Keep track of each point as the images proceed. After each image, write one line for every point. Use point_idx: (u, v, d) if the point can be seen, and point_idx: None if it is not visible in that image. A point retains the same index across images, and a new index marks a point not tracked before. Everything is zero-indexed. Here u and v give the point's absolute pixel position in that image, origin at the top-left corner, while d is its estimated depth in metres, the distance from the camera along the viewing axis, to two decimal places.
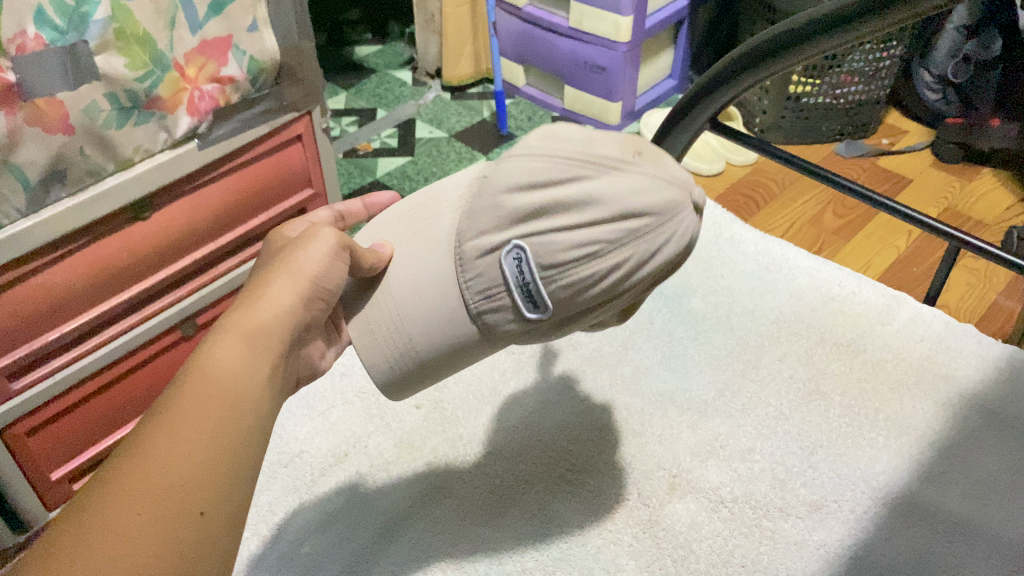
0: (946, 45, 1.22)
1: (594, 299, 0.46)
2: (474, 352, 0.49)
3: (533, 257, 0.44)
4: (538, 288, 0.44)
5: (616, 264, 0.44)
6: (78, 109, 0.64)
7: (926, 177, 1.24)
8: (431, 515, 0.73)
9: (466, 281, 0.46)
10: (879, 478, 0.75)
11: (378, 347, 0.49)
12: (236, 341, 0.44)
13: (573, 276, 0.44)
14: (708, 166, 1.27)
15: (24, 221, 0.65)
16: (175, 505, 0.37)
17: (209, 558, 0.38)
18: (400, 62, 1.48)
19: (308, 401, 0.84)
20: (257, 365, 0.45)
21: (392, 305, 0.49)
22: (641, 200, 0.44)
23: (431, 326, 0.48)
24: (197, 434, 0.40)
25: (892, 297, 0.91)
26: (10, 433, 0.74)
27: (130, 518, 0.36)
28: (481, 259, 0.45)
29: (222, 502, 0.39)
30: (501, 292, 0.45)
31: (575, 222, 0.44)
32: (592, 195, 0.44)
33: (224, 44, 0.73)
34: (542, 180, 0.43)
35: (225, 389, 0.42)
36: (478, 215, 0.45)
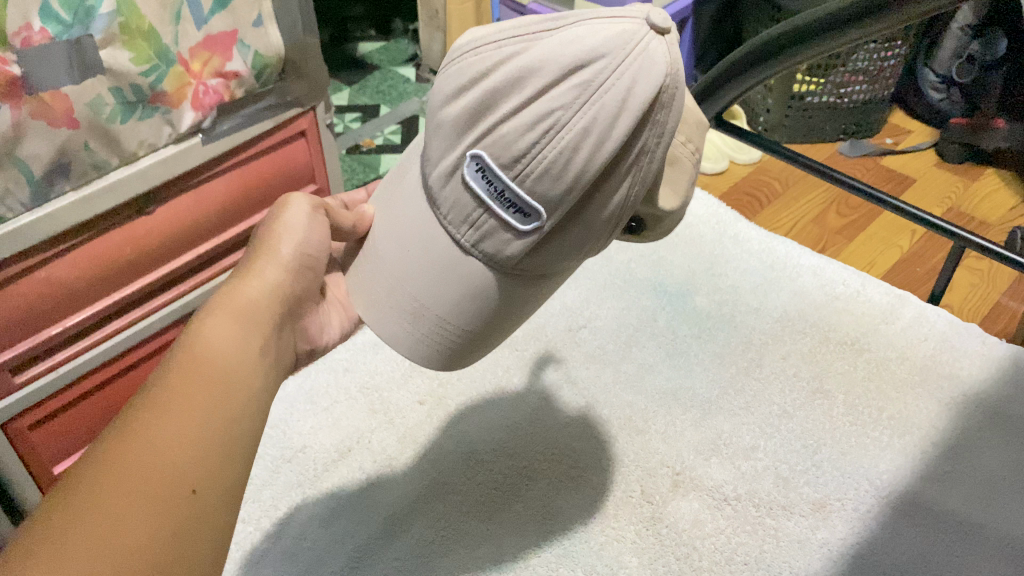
0: (950, 45, 1.22)
1: (587, 185, 0.44)
2: (490, 297, 0.48)
3: (490, 160, 0.44)
4: (511, 192, 0.44)
5: (586, 128, 0.42)
6: (83, 103, 0.64)
7: (930, 177, 1.24)
8: (434, 511, 0.73)
9: (444, 217, 0.47)
10: (882, 477, 0.75)
11: (385, 310, 0.50)
12: (223, 326, 0.48)
13: (546, 160, 0.43)
14: (711, 164, 1.27)
15: (28, 215, 0.65)
16: (167, 483, 0.40)
17: (207, 530, 0.41)
18: (403, 58, 1.48)
19: (311, 397, 0.84)
20: (245, 345, 0.48)
21: (383, 261, 0.50)
22: (581, 46, 0.42)
23: (426, 273, 0.48)
24: (187, 416, 0.42)
25: (896, 296, 0.91)
26: (13, 427, 0.74)
27: (124, 498, 0.38)
28: (448, 186, 0.46)
29: (215, 478, 0.42)
30: (481, 214, 0.45)
31: (523, 99, 0.43)
32: (530, 65, 0.43)
33: (229, 39, 0.73)
34: (473, 78, 0.44)
35: (212, 373, 0.45)
36: (433, 145, 0.46)
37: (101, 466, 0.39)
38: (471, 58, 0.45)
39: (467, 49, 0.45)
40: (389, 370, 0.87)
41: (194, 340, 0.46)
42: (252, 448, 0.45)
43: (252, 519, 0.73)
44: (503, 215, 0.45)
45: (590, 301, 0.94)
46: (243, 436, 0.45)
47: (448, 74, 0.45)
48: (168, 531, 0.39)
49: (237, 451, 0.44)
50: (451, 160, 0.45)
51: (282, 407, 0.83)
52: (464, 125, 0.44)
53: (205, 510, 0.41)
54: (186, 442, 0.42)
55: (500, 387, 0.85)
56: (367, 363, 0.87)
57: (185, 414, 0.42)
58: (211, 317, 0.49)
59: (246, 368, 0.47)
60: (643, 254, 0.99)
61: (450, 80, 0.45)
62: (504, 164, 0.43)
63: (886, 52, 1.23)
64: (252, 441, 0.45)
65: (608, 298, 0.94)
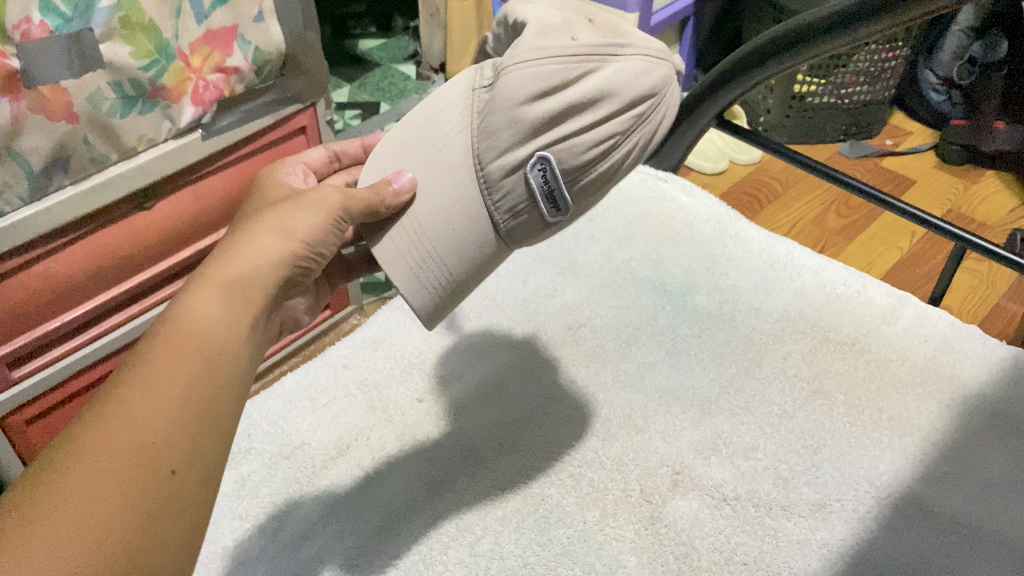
0: (951, 45, 1.23)
1: (602, 187, 0.54)
2: (497, 261, 0.56)
3: (556, 163, 0.50)
4: (561, 191, 0.51)
5: (624, 151, 0.52)
6: (82, 97, 0.64)
7: (931, 178, 1.24)
8: (432, 509, 0.73)
9: (492, 201, 0.52)
10: (882, 477, 0.75)
11: (416, 274, 0.53)
12: (213, 298, 0.47)
13: (591, 172, 0.52)
14: (711, 164, 1.27)
15: (27, 209, 0.65)
16: (147, 461, 0.40)
17: (186, 511, 0.41)
18: (404, 56, 1.48)
19: (311, 393, 0.84)
20: (235, 320, 0.48)
21: (421, 229, 0.53)
22: (642, 85, 0.52)
23: (465, 244, 0.53)
24: (170, 394, 0.42)
25: (897, 297, 0.91)
26: (10, 422, 0.74)
27: (103, 477, 0.38)
28: (507, 177, 0.51)
29: (193, 458, 0.42)
30: (527, 206, 0.52)
31: (595, 117, 0.50)
32: (605, 88, 0.50)
33: (229, 33, 0.73)
34: (554, 87, 0.48)
35: (199, 348, 0.45)
36: (498, 133, 0.50)
37: (83, 443, 0.39)
38: (548, 63, 0.48)
39: (541, 49, 0.48)
40: (388, 367, 0.86)
41: (182, 313, 0.46)
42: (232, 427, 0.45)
43: (249, 516, 0.73)
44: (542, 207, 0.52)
45: (591, 299, 0.93)
46: (224, 414, 0.44)
47: (520, 72, 0.48)
48: (145, 512, 0.39)
49: (218, 430, 0.44)
50: (518, 154, 0.50)
51: (281, 404, 0.83)
52: (542, 127, 0.49)
53: (183, 490, 0.41)
54: (169, 420, 0.41)
55: (500, 385, 0.84)
56: (366, 359, 0.87)
57: (168, 391, 0.42)
58: (202, 288, 0.48)
59: (232, 342, 0.47)
60: (643, 253, 0.99)
61: (531, 82, 0.48)
62: (566, 169, 0.51)
63: (886, 53, 1.22)
64: (233, 420, 0.45)
65: (609, 296, 0.94)
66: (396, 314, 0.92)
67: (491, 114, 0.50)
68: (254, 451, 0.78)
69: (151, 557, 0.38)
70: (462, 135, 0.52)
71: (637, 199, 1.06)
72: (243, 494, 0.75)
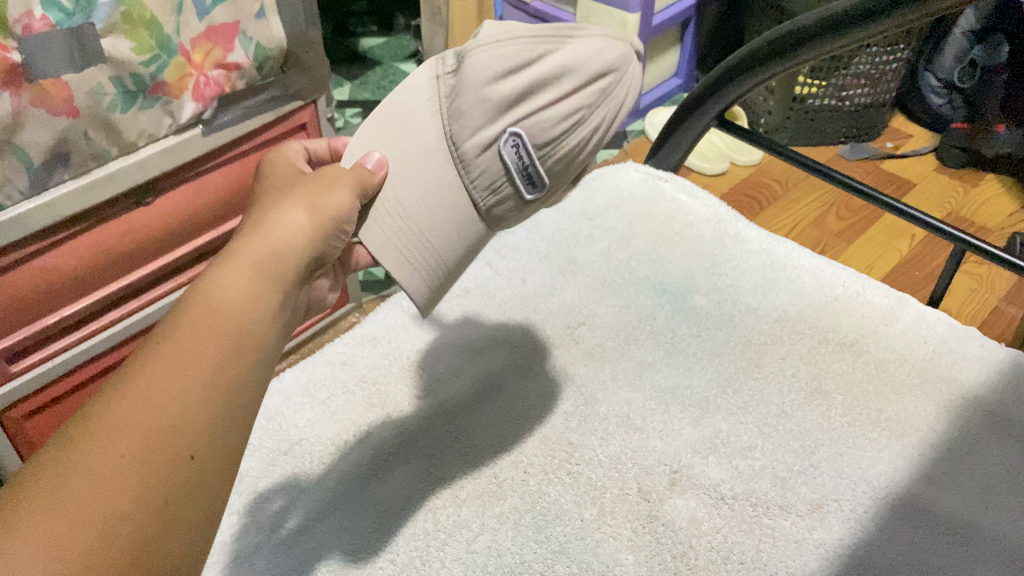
0: (952, 51, 1.22)
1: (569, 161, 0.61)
2: (476, 244, 0.62)
3: (529, 139, 0.58)
4: (535, 169, 0.59)
5: (593, 127, 0.60)
6: (83, 91, 0.64)
7: (930, 182, 1.24)
8: (429, 506, 0.73)
9: (471, 180, 0.59)
10: (880, 477, 0.75)
11: (409, 262, 0.59)
12: (240, 280, 0.47)
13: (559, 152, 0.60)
14: (711, 166, 1.27)
15: (26, 203, 0.65)
16: (165, 448, 0.39)
17: (203, 495, 0.41)
18: (405, 54, 1.48)
19: (309, 389, 0.84)
20: (262, 303, 0.47)
21: (403, 217, 0.59)
22: (599, 62, 0.60)
23: (453, 236, 0.60)
24: (193, 379, 0.42)
25: (895, 298, 0.91)
26: (7, 416, 0.74)
27: (116, 462, 0.38)
28: (482, 155, 0.58)
29: (214, 442, 0.42)
30: (505, 182, 0.60)
31: (558, 95, 0.58)
32: (564, 67, 0.58)
33: (231, 30, 0.73)
34: (515, 68, 0.57)
35: (227, 331, 0.45)
36: (470, 115, 0.57)
37: (105, 416, 0.39)
38: (512, 46, 0.57)
39: (491, 39, 0.57)
40: (386, 364, 0.86)
41: (206, 296, 0.45)
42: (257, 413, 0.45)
43: (246, 511, 0.73)
44: (519, 186, 0.60)
45: (590, 298, 0.93)
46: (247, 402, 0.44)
47: (480, 57, 0.56)
48: (162, 497, 0.39)
49: (239, 418, 0.44)
50: (490, 132, 0.57)
51: (278, 400, 0.82)
52: (510, 106, 0.57)
53: (200, 476, 0.41)
54: (194, 401, 0.41)
55: (499, 384, 0.84)
56: (364, 356, 0.87)
57: (194, 377, 0.42)
58: (224, 273, 0.47)
59: (255, 328, 0.46)
60: (643, 253, 0.99)
61: (501, 61, 0.56)
62: (537, 144, 0.58)
63: (887, 56, 1.22)
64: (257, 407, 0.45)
65: (608, 296, 0.94)
66: (395, 312, 0.92)
67: (461, 94, 0.57)
68: (251, 447, 0.78)
69: (161, 551, 0.38)
70: (434, 120, 0.59)
71: (637, 199, 1.05)
72: (240, 490, 0.75)
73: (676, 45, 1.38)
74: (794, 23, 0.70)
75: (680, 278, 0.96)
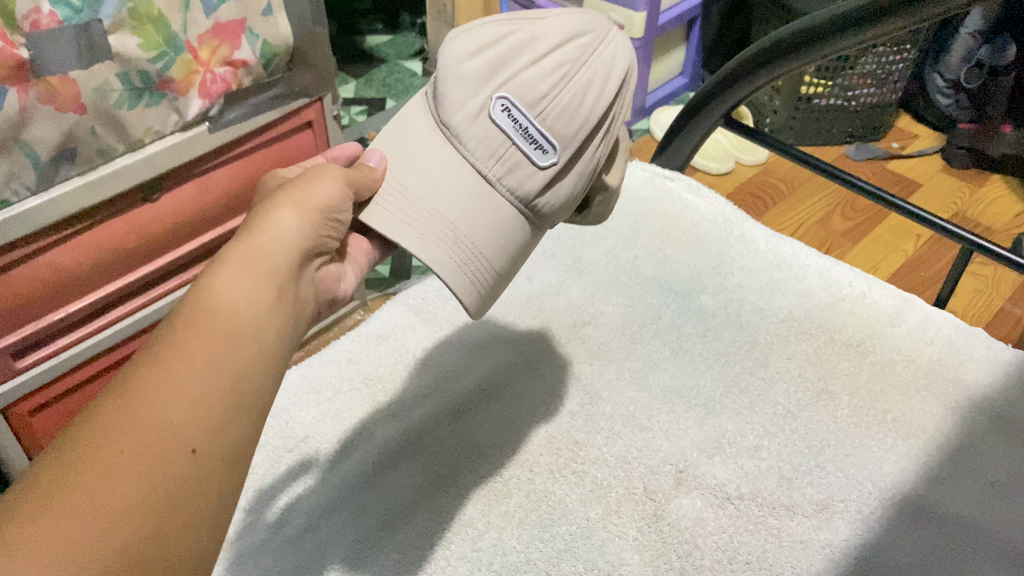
0: (959, 50, 1.21)
1: (584, 123, 0.59)
2: (512, 230, 0.59)
3: (517, 100, 0.57)
4: (536, 129, 0.57)
5: (587, 81, 0.59)
6: (90, 88, 0.64)
7: (936, 182, 1.23)
8: (434, 504, 0.73)
9: (472, 153, 0.58)
10: (886, 478, 0.75)
11: (424, 236, 0.57)
12: (236, 273, 0.47)
13: (562, 108, 0.58)
14: (717, 165, 1.27)
15: (33, 199, 0.65)
16: (165, 445, 0.40)
17: (210, 487, 0.41)
18: (411, 52, 1.48)
19: (315, 387, 0.84)
20: (260, 292, 0.47)
21: (408, 199, 0.58)
22: (570, 24, 0.60)
23: (469, 210, 0.58)
24: (191, 374, 0.42)
25: (902, 298, 0.91)
26: (12, 412, 0.75)
27: (115, 461, 0.39)
28: (476, 124, 0.57)
29: (217, 436, 0.42)
30: (510, 148, 0.58)
31: (536, 57, 0.58)
32: (534, 35, 0.59)
33: (237, 27, 0.72)
34: (488, 43, 0.58)
35: (223, 325, 0.45)
36: (454, 92, 0.58)
37: (102, 421, 0.40)
38: (480, 29, 0.59)
39: (461, 32, 0.60)
40: (391, 362, 0.86)
41: (206, 289, 0.46)
42: (265, 403, 0.46)
43: (252, 509, 0.73)
44: (527, 150, 0.58)
45: (596, 297, 0.93)
46: (252, 392, 0.44)
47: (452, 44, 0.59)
48: (162, 494, 0.39)
49: (244, 408, 0.44)
50: (477, 102, 0.57)
51: (284, 397, 0.82)
52: (487, 77, 0.58)
53: (203, 471, 0.41)
54: (189, 398, 0.42)
55: (504, 383, 0.84)
56: (370, 354, 0.87)
57: (192, 372, 0.42)
58: (225, 264, 0.48)
59: (255, 319, 0.46)
60: (649, 252, 0.99)
61: (469, 39, 0.58)
62: (528, 103, 0.57)
63: (893, 56, 1.21)
64: (264, 397, 0.45)
65: (614, 295, 0.94)
66: (401, 310, 0.92)
67: (440, 84, 0.59)
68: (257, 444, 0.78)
69: (167, 547, 0.39)
70: (426, 116, 0.60)
71: (643, 198, 1.05)
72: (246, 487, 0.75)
73: (681, 45, 1.39)
74: (803, 22, 0.70)
75: (686, 278, 0.96)
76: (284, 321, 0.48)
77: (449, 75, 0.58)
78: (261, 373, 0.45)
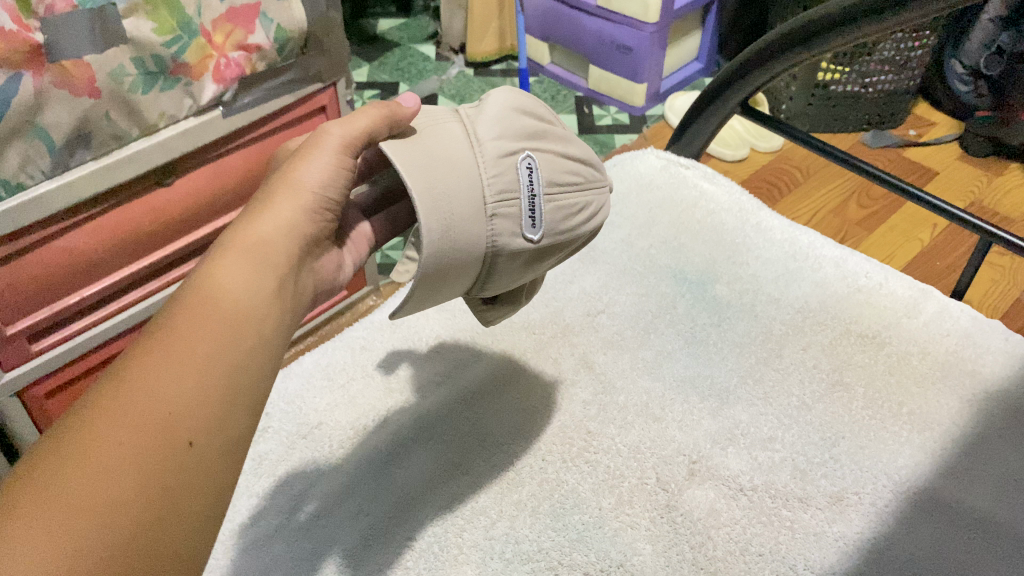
0: (979, 36, 1.19)
1: (565, 236, 0.59)
2: (464, 273, 0.54)
3: (541, 170, 0.56)
4: (540, 201, 0.55)
5: (585, 205, 0.60)
6: (105, 71, 0.64)
7: (953, 170, 1.22)
8: (448, 490, 0.73)
9: (487, 177, 0.53)
10: (901, 471, 0.74)
11: (433, 212, 0.51)
12: (235, 263, 0.47)
13: (562, 206, 0.58)
14: (732, 151, 1.26)
15: (48, 183, 0.65)
16: (162, 436, 0.39)
17: (209, 482, 0.40)
18: (423, 36, 1.48)
19: (329, 373, 0.84)
20: (259, 282, 0.47)
21: (430, 176, 0.52)
22: (593, 157, 0.63)
23: (466, 216, 0.52)
24: (189, 364, 0.41)
25: (919, 290, 0.90)
26: (28, 395, 0.75)
27: (113, 449, 0.38)
28: (500, 157, 0.54)
29: (216, 427, 0.41)
30: (514, 196, 0.54)
31: (565, 156, 0.59)
32: (569, 138, 0.60)
33: (252, 11, 0.72)
34: (537, 116, 0.58)
35: (222, 314, 0.44)
36: (494, 119, 0.55)
37: (97, 410, 0.39)
38: (535, 100, 0.59)
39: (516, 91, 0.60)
40: (405, 350, 0.86)
41: (205, 278, 0.45)
42: (262, 397, 0.44)
43: (265, 494, 0.73)
44: (523, 212, 0.55)
45: (610, 286, 0.93)
46: (252, 381, 0.43)
47: (510, 92, 0.58)
48: (159, 486, 0.38)
49: (242, 399, 0.43)
50: (511, 142, 0.55)
51: (298, 383, 0.83)
52: (529, 135, 0.56)
53: (202, 463, 0.40)
54: (186, 387, 0.41)
55: (518, 371, 0.84)
56: (384, 342, 0.87)
57: (188, 362, 0.41)
58: (224, 251, 0.47)
59: (253, 308, 0.45)
60: (664, 241, 0.98)
61: (525, 100, 0.58)
62: (547, 181, 0.56)
63: (912, 42, 1.20)
64: (264, 391, 0.44)
65: (627, 284, 0.93)
66: None
67: (490, 107, 0.56)
68: (272, 430, 0.79)
69: (166, 542, 0.37)
70: (456, 122, 0.56)
71: (658, 185, 1.04)
72: (260, 474, 0.75)
73: (698, 29, 1.38)
74: (824, 8, 0.69)
75: (700, 267, 0.96)
76: (281, 309, 0.47)
77: (502, 106, 0.56)
78: (259, 364, 0.44)
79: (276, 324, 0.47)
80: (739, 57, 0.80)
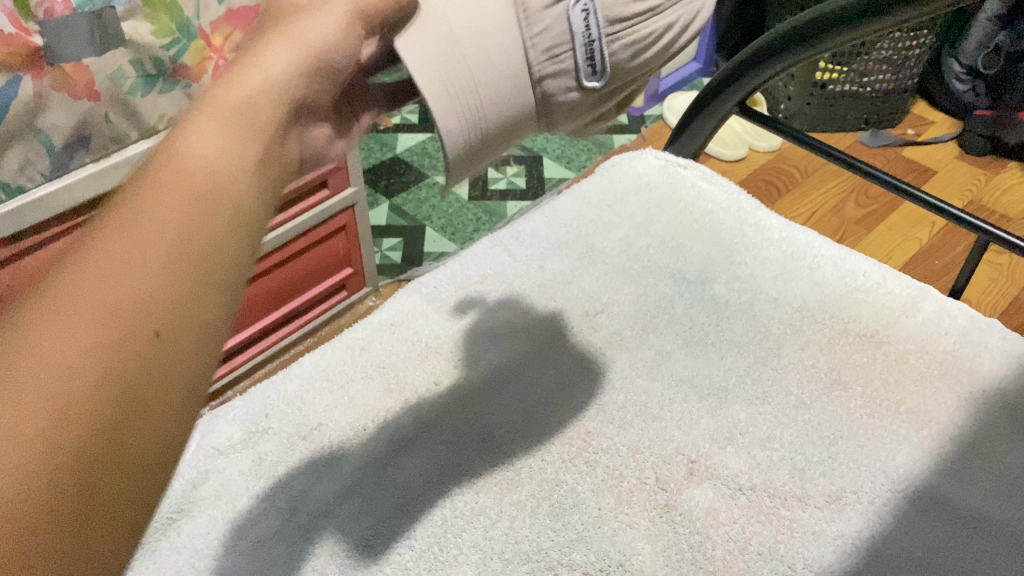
0: (976, 36, 1.19)
1: (648, 58, 0.52)
2: (521, 127, 0.53)
3: (601, 7, 0.49)
4: (600, 44, 0.50)
5: (676, 18, 0.52)
6: (103, 74, 0.64)
7: (951, 169, 1.22)
8: (449, 490, 0.74)
9: (530, 39, 0.50)
10: (899, 470, 0.75)
11: (448, 102, 0.48)
12: (213, 117, 0.35)
13: (636, 35, 0.51)
14: (730, 151, 1.26)
15: (47, 186, 0.65)
16: (114, 326, 0.29)
17: (181, 387, 0.30)
18: None
19: (328, 374, 0.84)
20: (245, 140, 0.36)
21: (459, 54, 0.48)
22: None
23: (501, 87, 0.50)
24: (148, 233, 0.31)
25: (917, 289, 0.90)
26: None
27: (52, 346, 0.28)
28: (546, 9, 0.49)
29: (192, 315, 0.31)
30: (566, 50, 0.50)
31: None
32: None
33: (250, 12, 0.73)
34: None
35: (199, 174, 0.33)
36: None
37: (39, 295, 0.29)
38: None
39: None
40: (404, 350, 0.87)
41: (176, 135, 0.34)
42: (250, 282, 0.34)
43: (266, 494, 0.74)
44: (581, 61, 0.51)
45: (609, 286, 0.93)
46: (237, 257, 0.33)
47: None
48: (121, 391, 0.28)
49: (227, 273, 0.32)
50: None
51: (297, 384, 0.83)
52: None
53: (171, 362, 0.30)
54: (148, 265, 0.30)
55: (517, 370, 0.84)
56: (384, 342, 0.87)
57: (145, 232, 0.31)
58: (196, 107, 0.36)
59: (243, 169, 0.35)
60: (662, 240, 0.99)
61: None
62: (610, 15, 0.49)
63: (910, 40, 1.20)
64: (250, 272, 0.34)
65: (627, 284, 0.93)
66: (414, 298, 0.92)
67: None
68: (272, 431, 0.79)
69: (123, 472, 0.28)
70: None
71: (655, 185, 1.05)
72: (261, 475, 0.75)
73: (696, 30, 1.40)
74: (818, 8, 0.69)
75: (699, 266, 0.96)
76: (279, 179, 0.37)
77: None
78: (245, 237, 0.34)
79: (265, 196, 0.36)
80: (736, 58, 0.80)
